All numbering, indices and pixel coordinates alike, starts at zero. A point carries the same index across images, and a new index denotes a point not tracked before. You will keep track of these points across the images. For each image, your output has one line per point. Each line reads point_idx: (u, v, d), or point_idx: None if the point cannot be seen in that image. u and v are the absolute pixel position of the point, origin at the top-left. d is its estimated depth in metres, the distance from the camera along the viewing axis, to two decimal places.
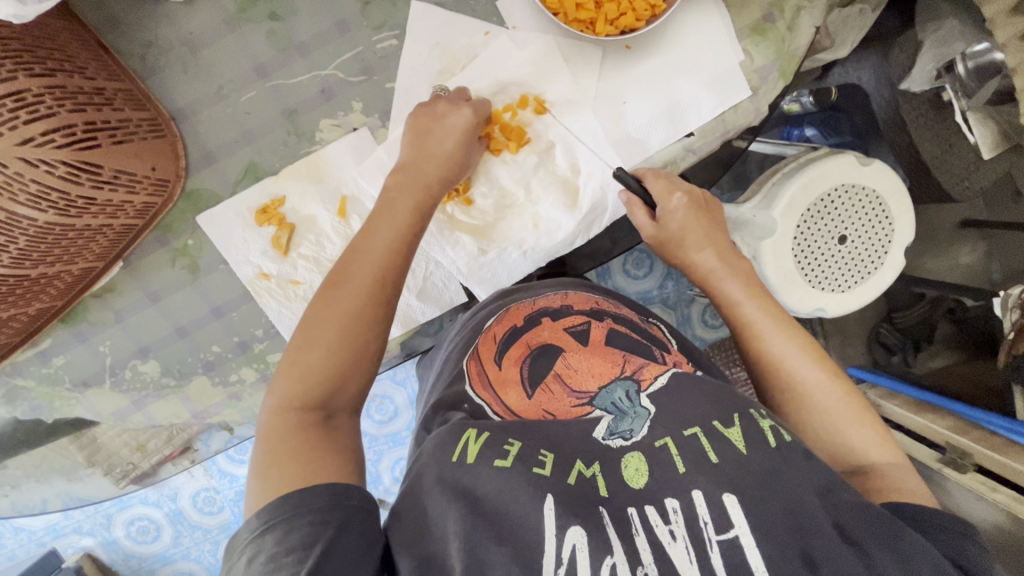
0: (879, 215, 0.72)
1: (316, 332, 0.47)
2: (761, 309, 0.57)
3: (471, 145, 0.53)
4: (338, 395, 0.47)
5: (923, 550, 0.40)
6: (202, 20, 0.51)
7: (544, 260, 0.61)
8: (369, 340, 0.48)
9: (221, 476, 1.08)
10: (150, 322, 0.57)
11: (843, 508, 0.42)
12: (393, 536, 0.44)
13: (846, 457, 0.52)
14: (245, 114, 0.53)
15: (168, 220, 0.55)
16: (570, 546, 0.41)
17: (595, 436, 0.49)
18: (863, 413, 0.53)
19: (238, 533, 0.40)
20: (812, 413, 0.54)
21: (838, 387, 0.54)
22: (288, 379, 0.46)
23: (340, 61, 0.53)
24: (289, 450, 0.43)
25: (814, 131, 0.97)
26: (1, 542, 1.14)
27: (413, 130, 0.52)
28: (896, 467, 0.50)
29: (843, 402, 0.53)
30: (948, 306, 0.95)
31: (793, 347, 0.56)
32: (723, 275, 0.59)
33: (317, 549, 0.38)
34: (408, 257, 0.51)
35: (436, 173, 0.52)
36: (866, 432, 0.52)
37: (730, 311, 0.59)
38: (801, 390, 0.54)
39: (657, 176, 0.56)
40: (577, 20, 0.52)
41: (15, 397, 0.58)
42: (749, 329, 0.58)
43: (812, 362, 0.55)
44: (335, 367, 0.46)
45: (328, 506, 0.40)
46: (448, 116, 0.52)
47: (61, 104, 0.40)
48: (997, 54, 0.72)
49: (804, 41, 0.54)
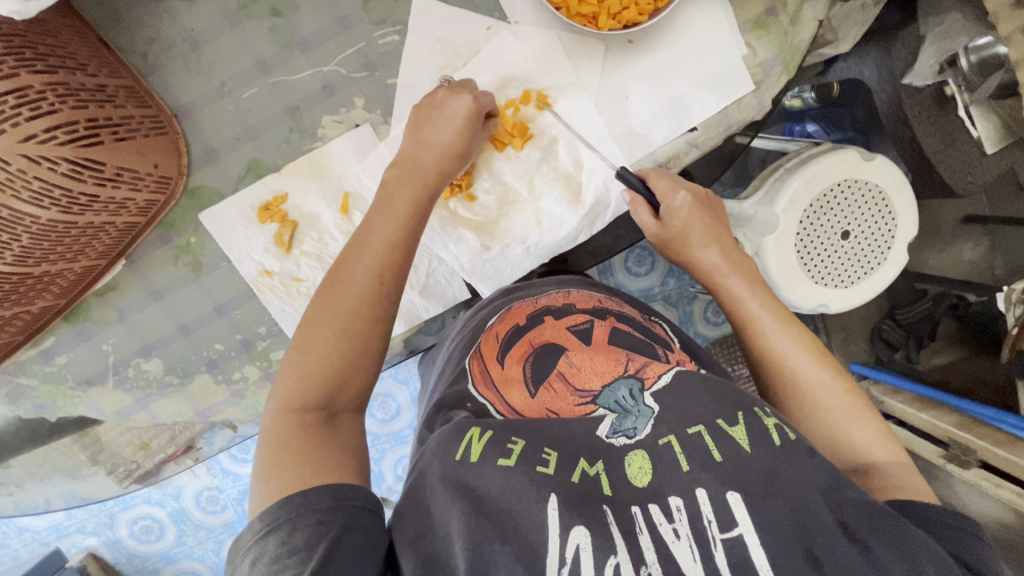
0: (882, 210, 0.72)
1: (316, 332, 0.47)
2: (764, 306, 0.57)
3: (472, 133, 0.52)
4: (340, 393, 0.47)
5: (928, 547, 0.40)
6: (203, 16, 0.51)
7: (547, 256, 0.61)
8: (369, 337, 0.48)
9: (224, 475, 1.08)
10: (152, 320, 0.57)
11: (847, 506, 0.42)
12: (396, 535, 0.44)
13: (847, 456, 0.52)
14: (247, 111, 0.53)
15: (170, 218, 0.54)
16: (574, 547, 0.41)
17: (598, 433, 0.48)
18: (865, 412, 0.53)
19: (241, 534, 0.40)
20: (816, 412, 0.53)
21: (839, 386, 0.54)
22: (289, 379, 0.46)
23: (342, 57, 0.53)
24: (291, 448, 0.43)
25: (815, 127, 0.95)
26: (5, 542, 1.14)
27: (413, 120, 0.52)
28: (899, 466, 0.50)
29: (845, 400, 0.53)
30: (952, 302, 0.95)
31: (796, 345, 0.55)
32: (727, 272, 0.59)
33: (320, 550, 0.38)
34: (410, 255, 0.51)
35: (434, 165, 0.52)
36: (869, 431, 0.52)
37: (732, 308, 0.59)
38: (804, 388, 0.54)
39: (657, 174, 0.56)
40: (580, 14, 0.51)
41: (18, 396, 0.58)
42: (752, 327, 0.57)
43: (813, 361, 0.55)
44: (337, 366, 0.46)
45: (331, 506, 0.40)
46: (448, 102, 0.51)
47: (64, 101, 0.40)
48: (1000, 48, 0.72)
49: (807, 35, 0.53)
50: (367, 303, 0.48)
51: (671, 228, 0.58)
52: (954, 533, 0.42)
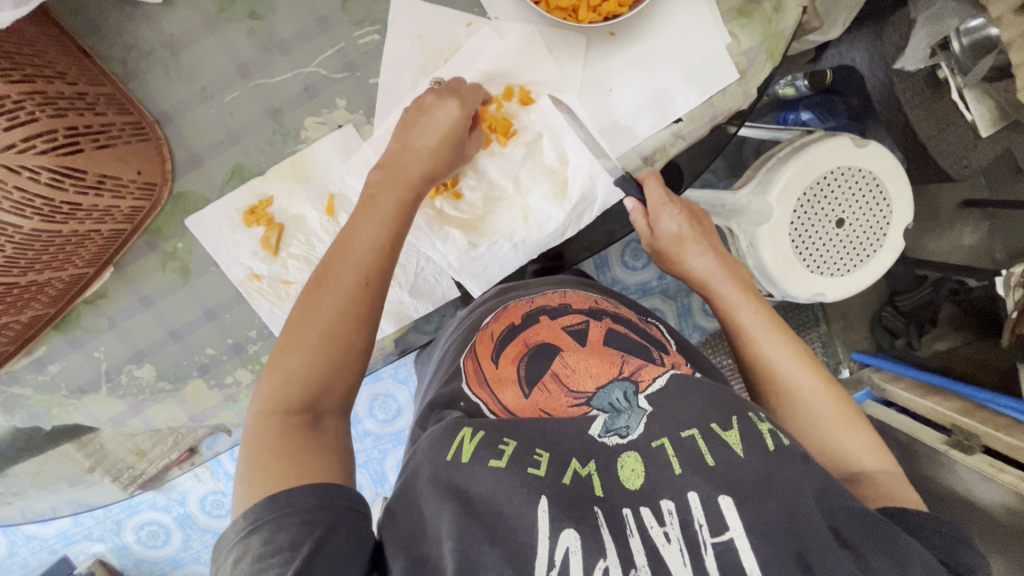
0: (877, 196, 0.72)
1: (299, 335, 0.46)
2: (756, 313, 0.57)
3: (459, 140, 0.53)
4: (324, 397, 0.46)
5: (920, 553, 0.40)
6: (181, 21, 0.51)
7: (535, 252, 0.62)
8: (353, 341, 0.47)
9: (228, 478, 1.08)
10: (143, 327, 0.57)
11: (840, 513, 0.42)
12: (385, 536, 0.44)
13: (833, 459, 0.52)
14: (230, 116, 0.53)
15: (157, 224, 0.54)
16: (563, 549, 0.41)
17: (591, 432, 0.48)
18: (856, 419, 0.52)
19: (224, 534, 0.40)
20: (808, 418, 0.53)
21: (830, 394, 0.53)
22: (271, 384, 0.45)
23: (322, 58, 0.53)
24: (273, 452, 0.42)
25: (810, 115, 0.99)
26: (13, 550, 1.15)
27: (400, 123, 0.52)
28: (886, 475, 0.49)
29: (836, 408, 0.52)
30: (952, 287, 0.95)
31: (789, 352, 0.55)
32: (721, 279, 0.59)
33: (304, 550, 0.38)
34: (391, 256, 0.50)
35: (419, 171, 0.52)
36: (859, 439, 0.51)
37: (724, 313, 0.59)
38: (795, 395, 0.54)
39: (659, 180, 0.57)
40: (559, 7, 0.51)
41: (13, 405, 0.58)
42: (744, 334, 0.57)
43: (806, 367, 0.54)
44: (319, 370, 0.45)
45: (315, 507, 0.40)
46: (435, 110, 0.52)
47: (42, 110, 0.40)
48: (992, 29, 0.71)
49: (791, 21, 0.53)
50: (350, 305, 0.47)
51: (664, 236, 0.60)
52: (948, 541, 0.42)
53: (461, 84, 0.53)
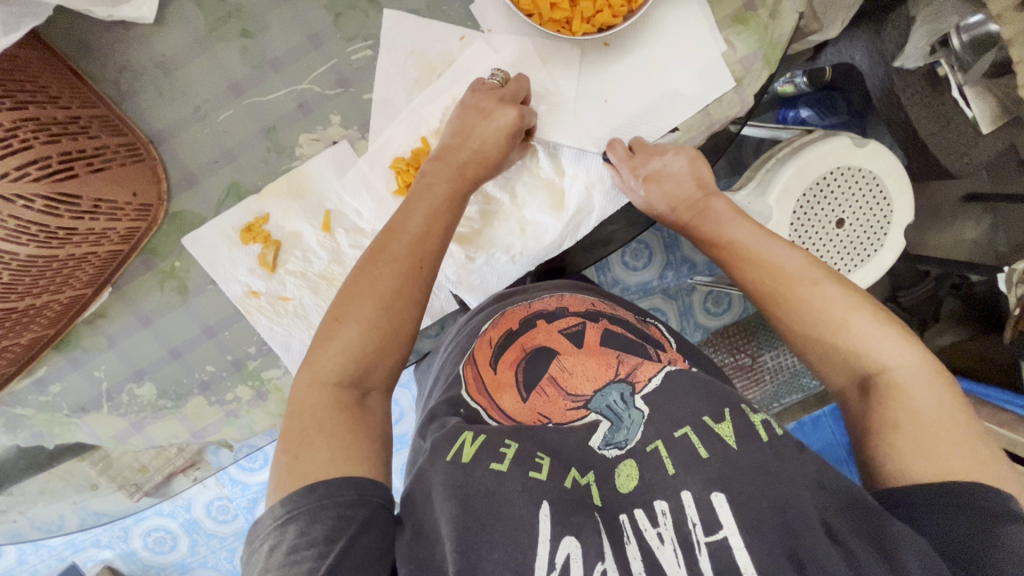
0: (876, 194, 0.71)
1: (354, 309, 0.46)
2: (754, 226, 0.53)
3: (512, 144, 0.53)
4: (372, 371, 0.47)
5: (913, 540, 0.39)
6: (174, 42, 0.51)
7: (534, 263, 0.61)
8: (404, 322, 0.48)
9: (232, 484, 1.09)
10: (143, 345, 0.57)
11: (831, 507, 0.41)
12: (397, 542, 0.42)
13: (855, 378, 0.48)
14: (224, 133, 0.53)
15: (154, 243, 0.55)
16: (564, 554, 0.40)
17: (591, 444, 0.49)
18: (878, 321, 0.47)
19: (261, 519, 0.41)
20: (822, 343, 0.49)
21: (846, 301, 0.48)
22: (328, 354, 0.46)
23: (316, 75, 0.52)
24: (323, 428, 0.43)
25: (809, 112, 0.94)
26: (23, 559, 1.15)
27: (460, 122, 0.52)
28: (903, 373, 0.45)
29: (851, 311, 0.48)
30: (954, 281, 0.93)
31: (799, 270, 0.50)
32: (724, 216, 0.55)
33: (339, 545, 0.39)
34: (445, 239, 0.51)
35: (474, 165, 0.52)
36: (880, 336, 0.47)
37: (722, 241, 0.55)
38: (810, 319, 0.49)
39: (626, 145, 0.54)
40: (552, 20, 0.51)
41: (16, 425, 0.58)
42: (740, 255, 0.53)
43: (814, 285, 0.50)
44: (373, 345, 0.46)
45: (352, 501, 0.41)
46: (495, 113, 0.51)
47: (36, 136, 0.39)
48: (993, 26, 0.69)
49: (787, 28, 0.52)
50: (404, 285, 0.48)
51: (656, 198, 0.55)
52: (944, 521, 0.40)
53: (520, 87, 0.53)
